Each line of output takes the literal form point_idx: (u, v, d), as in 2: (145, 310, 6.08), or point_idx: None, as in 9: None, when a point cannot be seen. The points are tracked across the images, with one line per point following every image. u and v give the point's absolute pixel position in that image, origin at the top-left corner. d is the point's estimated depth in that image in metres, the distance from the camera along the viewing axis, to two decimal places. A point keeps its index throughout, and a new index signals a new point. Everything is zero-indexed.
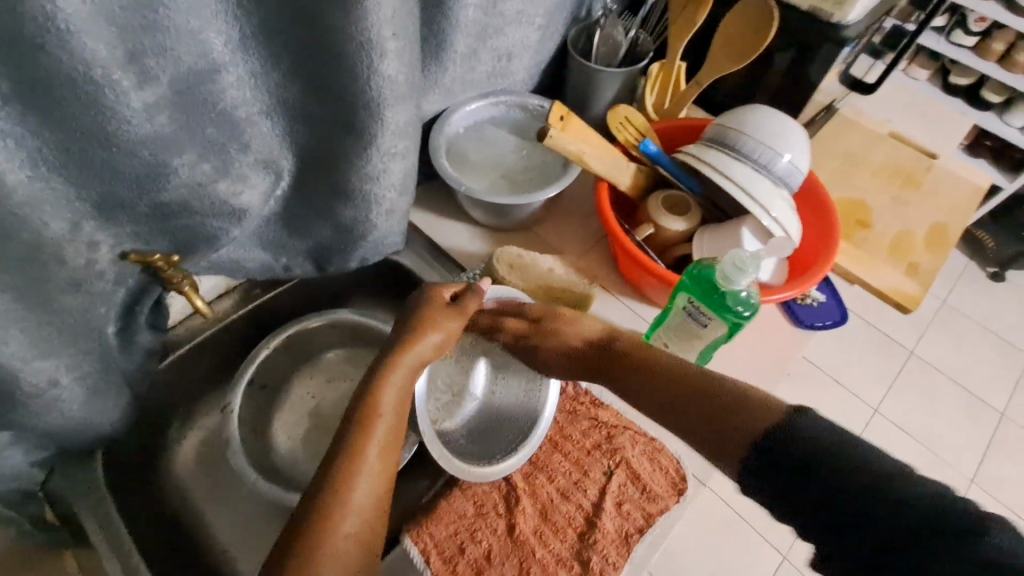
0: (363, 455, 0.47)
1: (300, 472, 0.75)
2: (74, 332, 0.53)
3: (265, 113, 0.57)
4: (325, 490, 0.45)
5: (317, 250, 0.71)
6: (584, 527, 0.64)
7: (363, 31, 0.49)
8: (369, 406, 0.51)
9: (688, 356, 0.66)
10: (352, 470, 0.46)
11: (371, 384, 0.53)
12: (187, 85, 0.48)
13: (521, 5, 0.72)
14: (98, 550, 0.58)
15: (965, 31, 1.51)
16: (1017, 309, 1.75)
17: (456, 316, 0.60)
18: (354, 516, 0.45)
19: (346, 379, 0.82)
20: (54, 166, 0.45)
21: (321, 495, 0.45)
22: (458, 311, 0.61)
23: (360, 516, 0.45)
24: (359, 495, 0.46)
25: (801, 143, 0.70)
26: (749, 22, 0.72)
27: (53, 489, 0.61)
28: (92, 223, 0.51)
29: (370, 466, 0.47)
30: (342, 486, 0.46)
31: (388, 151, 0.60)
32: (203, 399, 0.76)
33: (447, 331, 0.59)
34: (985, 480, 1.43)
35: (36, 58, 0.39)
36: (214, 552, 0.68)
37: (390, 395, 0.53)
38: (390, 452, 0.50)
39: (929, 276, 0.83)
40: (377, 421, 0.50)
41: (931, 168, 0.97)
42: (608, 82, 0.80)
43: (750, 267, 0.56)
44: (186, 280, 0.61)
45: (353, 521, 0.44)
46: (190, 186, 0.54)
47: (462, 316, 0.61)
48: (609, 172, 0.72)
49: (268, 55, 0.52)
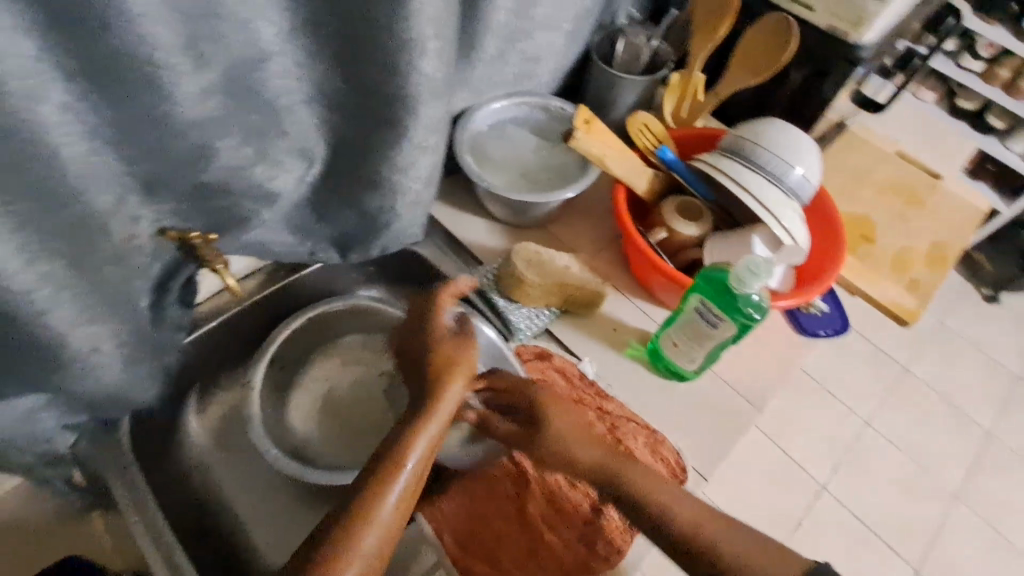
0: (377, 510, 0.49)
1: (313, 451, 0.77)
2: (115, 302, 0.55)
3: (306, 102, 0.59)
4: (340, 526, 0.48)
5: (342, 237, 0.73)
6: (589, 513, 0.67)
7: (406, 30, 0.52)
8: (396, 453, 0.52)
9: (696, 355, 0.69)
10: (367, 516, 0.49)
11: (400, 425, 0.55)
12: (238, 71, 0.50)
13: (551, 10, 0.75)
14: (123, 513, 0.60)
15: (973, 56, 1.54)
16: (1009, 332, 1.79)
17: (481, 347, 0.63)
18: (359, 564, 0.47)
19: (361, 363, 0.84)
20: (108, 141, 0.48)
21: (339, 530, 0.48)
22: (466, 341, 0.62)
23: (365, 565, 0.47)
24: (369, 542, 0.48)
25: (814, 157, 0.72)
26: (769, 37, 0.75)
27: (82, 454, 0.63)
28: (137, 198, 0.54)
29: (383, 516, 0.49)
30: (357, 526, 0.48)
31: (419, 144, 0.63)
32: (222, 376, 0.78)
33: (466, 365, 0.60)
34: (969, 495, 1.46)
35: (105, 39, 0.41)
36: (229, 522, 0.70)
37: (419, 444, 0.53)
38: (407, 504, 0.51)
39: (928, 292, 0.86)
40: (399, 478, 0.51)
41: (935, 188, 1.00)
42: (628, 88, 0.83)
43: (763, 272, 0.59)
44: (220, 260, 0.63)
45: (357, 568, 0.47)
46: (231, 169, 0.57)
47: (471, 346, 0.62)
48: (627, 175, 0.75)
49: (313, 47, 0.55)
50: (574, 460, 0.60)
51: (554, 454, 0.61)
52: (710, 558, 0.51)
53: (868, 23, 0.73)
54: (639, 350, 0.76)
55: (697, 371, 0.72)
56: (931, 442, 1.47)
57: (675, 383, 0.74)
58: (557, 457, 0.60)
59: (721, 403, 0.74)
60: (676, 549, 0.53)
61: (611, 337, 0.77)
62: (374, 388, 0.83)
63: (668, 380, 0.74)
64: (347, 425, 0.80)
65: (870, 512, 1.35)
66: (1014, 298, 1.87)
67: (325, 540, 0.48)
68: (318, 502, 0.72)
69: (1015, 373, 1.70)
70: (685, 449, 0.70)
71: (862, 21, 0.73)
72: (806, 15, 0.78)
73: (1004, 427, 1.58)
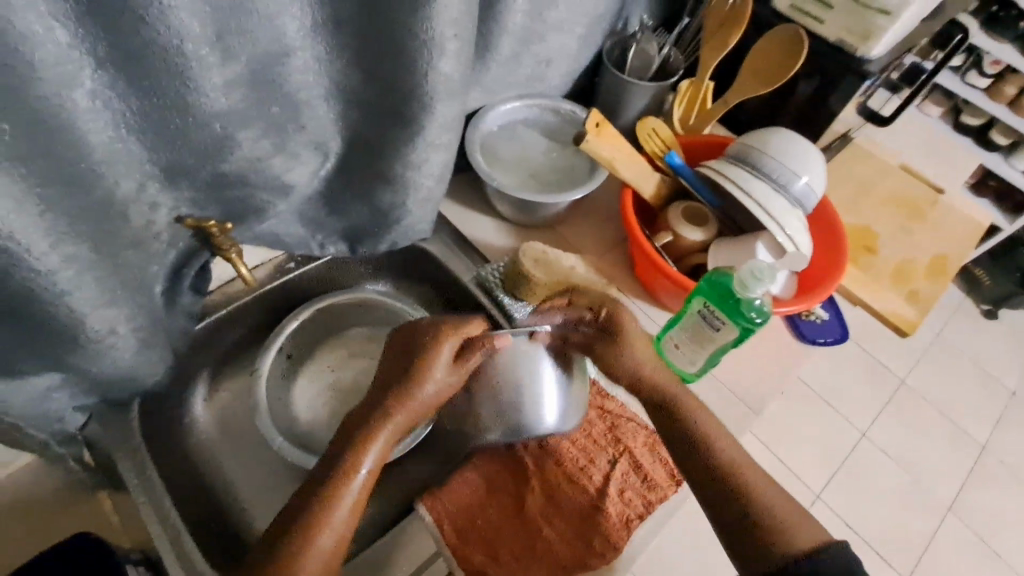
0: (332, 513, 0.52)
1: (316, 441, 0.78)
2: (131, 286, 0.56)
3: (325, 96, 0.60)
4: (297, 528, 0.51)
5: (352, 231, 0.74)
6: (588, 509, 0.68)
7: (426, 30, 0.53)
8: (345, 467, 0.55)
9: (697, 358, 0.70)
10: (317, 527, 0.51)
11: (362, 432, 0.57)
12: (261, 65, 0.52)
13: (565, 15, 0.76)
14: (131, 493, 0.61)
15: (979, 72, 1.56)
16: (1006, 348, 1.80)
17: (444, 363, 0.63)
18: (314, 566, 0.50)
19: (366, 356, 0.84)
20: (133, 129, 0.49)
21: (297, 529, 0.51)
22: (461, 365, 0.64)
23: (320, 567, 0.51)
24: (323, 542, 0.51)
25: (820, 167, 0.74)
26: (780, 49, 0.76)
27: (92, 434, 0.64)
28: (156, 185, 0.55)
29: (336, 518, 0.52)
30: (311, 529, 0.51)
31: (433, 141, 0.64)
32: (229, 364, 0.79)
33: (440, 381, 0.62)
34: (961, 509, 1.48)
35: (137, 30, 0.42)
36: (233, 508, 0.71)
37: (370, 454, 0.56)
38: (357, 512, 0.54)
39: (928, 303, 0.87)
40: (353, 483, 0.54)
41: (938, 201, 1.01)
42: (639, 93, 0.84)
43: (766, 276, 0.60)
44: (234, 248, 0.64)
45: (313, 567, 0.50)
46: (249, 160, 0.58)
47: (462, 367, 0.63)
48: (635, 179, 0.76)
49: (334, 43, 0.56)
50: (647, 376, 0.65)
51: (618, 367, 0.66)
52: (740, 494, 0.58)
53: (876, 38, 0.75)
54: None
55: (697, 374, 0.73)
56: (924, 454, 1.49)
57: None
58: (631, 369, 0.66)
59: (720, 406, 0.75)
60: (710, 477, 0.60)
61: None
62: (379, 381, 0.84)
63: None
64: None
65: (863, 521, 1.37)
66: (1013, 315, 1.88)
67: (281, 542, 0.51)
68: None
69: (1011, 389, 1.71)
70: None
71: (871, 35, 0.75)
72: (817, 28, 0.80)
73: (999, 441, 1.59)
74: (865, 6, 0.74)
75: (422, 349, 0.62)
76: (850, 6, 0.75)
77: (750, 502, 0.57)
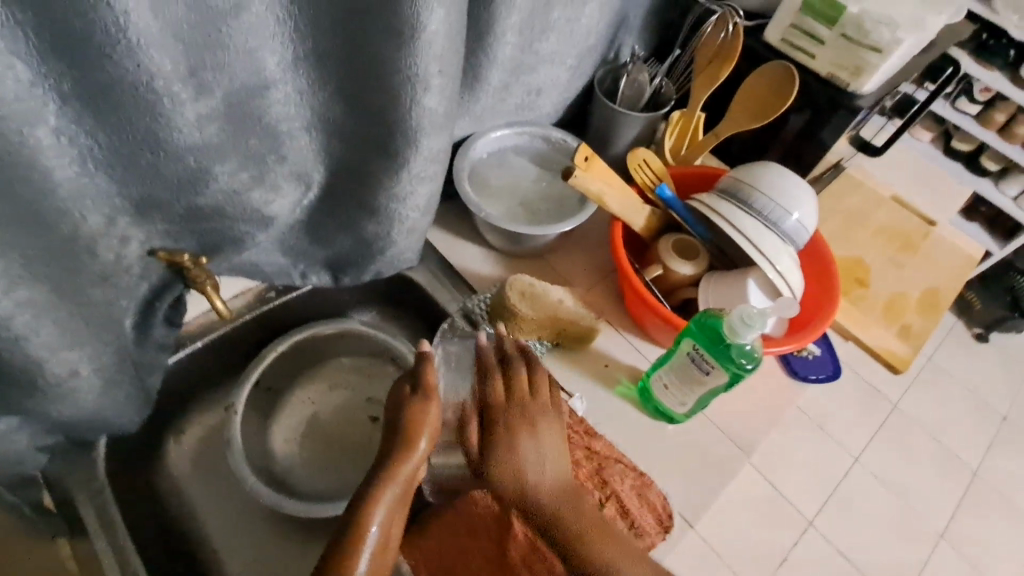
0: None
1: (294, 477, 0.76)
2: (99, 324, 0.54)
3: (307, 128, 0.59)
4: None
5: (335, 260, 0.72)
6: (572, 557, 0.63)
7: (411, 66, 0.52)
8: (350, 531, 0.52)
9: (687, 399, 0.68)
10: None
11: (362, 497, 0.54)
12: (238, 98, 0.50)
13: (556, 46, 0.76)
14: (93, 539, 0.59)
15: (969, 99, 1.56)
16: (998, 371, 1.81)
17: (426, 404, 0.59)
18: None
19: (348, 388, 0.82)
20: (101, 164, 0.47)
21: None
22: (424, 396, 0.60)
23: None
24: None
25: (810, 203, 0.73)
26: (770, 81, 0.76)
27: (54, 475, 0.61)
28: (127, 219, 0.53)
29: None
30: None
31: (418, 174, 0.62)
32: (205, 395, 0.76)
33: (427, 426, 0.58)
34: (953, 537, 1.47)
35: (103, 66, 0.40)
36: (202, 547, 0.69)
37: (379, 516, 0.53)
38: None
39: (920, 339, 0.87)
40: (362, 553, 0.51)
41: (929, 234, 1.01)
42: (630, 124, 0.83)
43: (757, 322, 0.59)
44: (210, 281, 0.62)
45: None
46: (227, 192, 0.56)
47: (431, 394, 0.60)
48: (625, 214, 0.75)
49: (316, 77, 0.55)
50: (531, 500, 0.62)
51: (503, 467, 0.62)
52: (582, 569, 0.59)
53: (868, 73, 0.74)
54: (630, 388, 0.75)
55: (687, 414, 0.71)
56: (917, 482, 1.48)
57: (664, 424, 0.73)
58: (501, 469, 0.62)
59: (710, 446, 0.73)
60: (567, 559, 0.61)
61: (603, 373, 0.76)
62: (361, 412, 0.81)
63: (656, 420, 0.74)
64: (334, 454, 0.78)
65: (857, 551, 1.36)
66: (1002, 338, 1.89)
67: None
68: (299, 532, 0.71)
69: (1001, 414, 1.71)
70: (671, 490, 0.69)
71: (863, 70, 0.75)
72: (808, 63, 0.79)
73: (989, 466, 1.59)
74: (855, 42, 0.74)
75: (412, 405, 0.59)
76: (841, 41, 0.75)
77: (580, 549, 0.60)
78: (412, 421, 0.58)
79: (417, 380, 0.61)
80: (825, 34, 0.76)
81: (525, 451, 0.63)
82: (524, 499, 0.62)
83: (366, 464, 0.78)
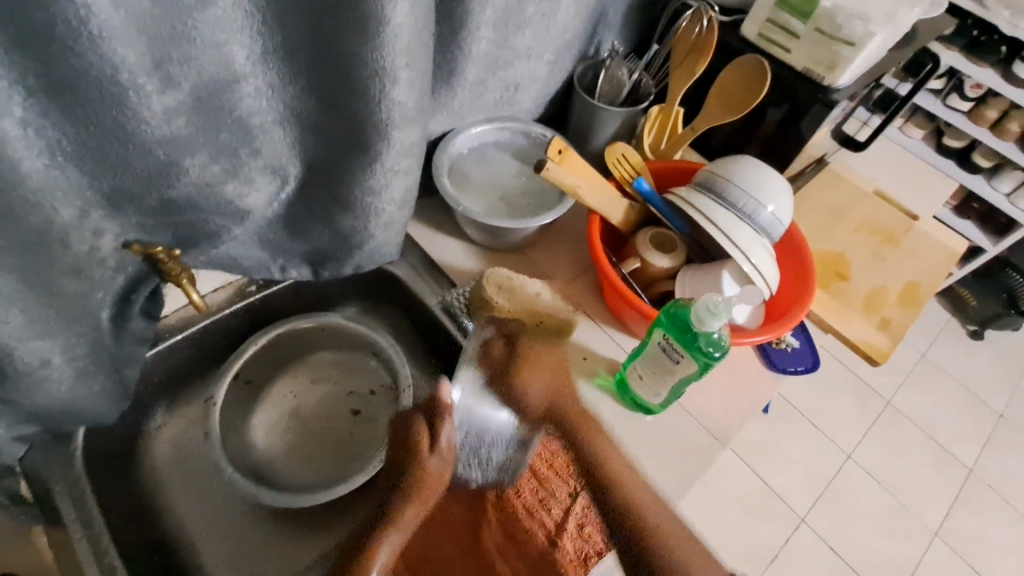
0: None
1: (274, 470, 0.76)
2: (72, 315, 0.55)
3: (280, 122, 0.59)
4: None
5: (313, 255, 0.72)
6: (545, 545, 0.67)
7: (379, 58, 0.52)
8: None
9: (660, 390, 0.69)
10: None
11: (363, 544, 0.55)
12: (206, 91, 0.51)
13: (532, 41, 0.76)
14: (69, 530, 0.59)
15: (960, 96, 1.56)
16: (995, 369, 1.80)
17: (439, 462, 0.57)
18: None
19: (329, 381, 0.83)
20: (70, 157, 0.48)
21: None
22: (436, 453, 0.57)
23: None
24: None
25: (785, 195, 0.73)
26: (742, 78, 0.76)
27: (32, 466, 0.62)
28: (99, 212, 0.54)
29: None
30: None
31: (391, 168, 0.63)
32: (188, 389, 0.77)
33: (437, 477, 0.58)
34: (948, 534, 1.46)
35: (66, 57, 0.41)
36: (181, 539, 0.69)
37: (380, 560, 0.54)
38: None
39: (899, 332, 0.87)
40: None
41: (911, 228, 1.01)
42: (609, 119, 0.84)
43: (723, 311, 0.59)
44: (185, 274, 0.62)
45: None
46: (200, 185, 0.57)
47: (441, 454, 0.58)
48: (601, 207, 0.76)
49: (286, 69, 0.55)
50: (561, 399, 0.62)
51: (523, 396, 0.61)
52: (637, 534, 0.56)
53: (842, 67, 0.75)
54: (607, 380, 0.76)
55: (662, 405, 0.71)
56: (908, 477, 1.48)
57: (642, 416, 0.74)
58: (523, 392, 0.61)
59: (686, 437, 0.73)
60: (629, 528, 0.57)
61: (581, 365, 0.76)
62: (342, 406, 0.82)
63: (634, 412, 0.74)
64: (316, 448, 0.79)
65: (848, 548, 1.36)
66: (998, 335, 1.88)
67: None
68: (279, 524, 0.72)
69: (998, 411, 1.70)
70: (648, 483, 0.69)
71: (837, 64, 0.75)
72: (784, 57, 0.80)
73: (986, 464, 1.58)
74: (829, 37, 0.74)
75: (418, 461, 0.57)
76: (815, 35, 0.75)
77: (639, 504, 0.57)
78: (418, 478, 0.57)
79: (435, 432, 0.58)
80: (800, 29, 0.76)
81: (538, 388, 0.62)
82: (556, 401, 0.62)
83: (346, 459, 0.78)
